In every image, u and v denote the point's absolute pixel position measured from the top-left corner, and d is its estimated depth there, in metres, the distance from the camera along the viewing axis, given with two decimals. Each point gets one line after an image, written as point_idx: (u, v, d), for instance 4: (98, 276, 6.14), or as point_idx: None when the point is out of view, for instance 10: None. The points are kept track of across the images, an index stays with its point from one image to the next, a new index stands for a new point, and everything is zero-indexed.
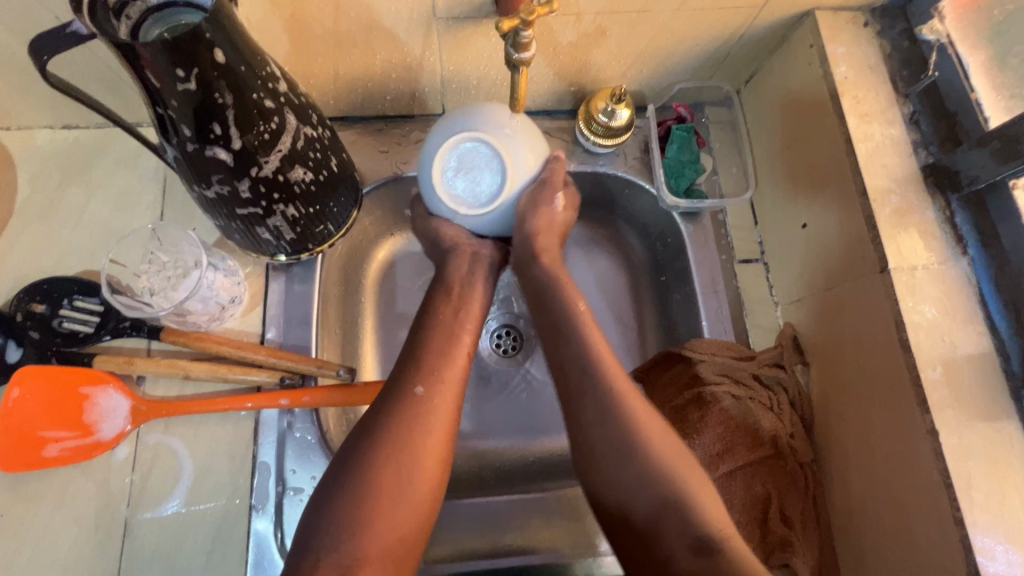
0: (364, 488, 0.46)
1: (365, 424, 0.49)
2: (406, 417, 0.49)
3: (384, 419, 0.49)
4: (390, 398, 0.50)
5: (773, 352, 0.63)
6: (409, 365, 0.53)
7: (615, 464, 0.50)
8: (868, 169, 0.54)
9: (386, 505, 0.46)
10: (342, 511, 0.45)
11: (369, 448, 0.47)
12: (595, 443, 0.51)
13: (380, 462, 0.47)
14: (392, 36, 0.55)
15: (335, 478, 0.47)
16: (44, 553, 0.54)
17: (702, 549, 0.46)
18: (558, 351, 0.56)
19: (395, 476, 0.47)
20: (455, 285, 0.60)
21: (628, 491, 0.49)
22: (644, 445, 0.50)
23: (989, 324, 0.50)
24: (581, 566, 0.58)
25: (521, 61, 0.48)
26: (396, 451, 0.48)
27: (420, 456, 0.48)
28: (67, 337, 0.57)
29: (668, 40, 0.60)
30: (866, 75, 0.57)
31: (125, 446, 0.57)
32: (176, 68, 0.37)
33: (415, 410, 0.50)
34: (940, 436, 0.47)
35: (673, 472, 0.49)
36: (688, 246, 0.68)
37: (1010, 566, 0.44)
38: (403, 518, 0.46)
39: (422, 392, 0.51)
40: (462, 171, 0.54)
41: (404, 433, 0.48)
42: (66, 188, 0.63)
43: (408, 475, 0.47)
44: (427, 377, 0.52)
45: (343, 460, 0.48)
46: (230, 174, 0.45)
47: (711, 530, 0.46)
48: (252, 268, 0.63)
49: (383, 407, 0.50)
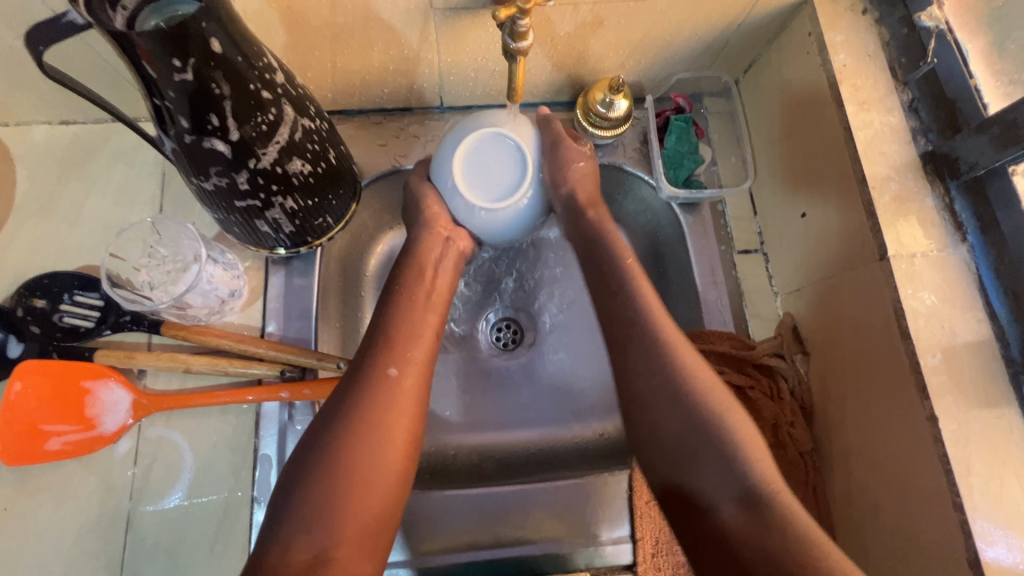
0: (337, 468, 0.46)
1: (337, 403, 0.49)
2: (377, 396, 0.49)
3: (357, 400, 0.49)
4: (363, 378, 0.50)
5: (774, 342, 0.63)
6: (381, 347, 0.52)
7: (664, 415, 0.50)
8: (867, 157, 0.54)
9: (359, 488, 0.46)
10: (315, 496, 0.45)
11: (341, 427, 0.48)
12: (645, 397, 0.51)
13: (353, 443, 0.47)
14: (389, 27, 0.55)
15: (305, 458, 0.47)
16: (48, 547, 0.54)
17: (748, 501, 0.45)
18: (607, 300, 0.56)
19: (369, 455, 0.47)
20: (427, 267, 0.59)
21: (676, 442, 0.49)
22: (689, 396, 0.50)
23: (989, 311, 0.50)
24: (582, 554, 0.59)
25: (517, 50, 0.48)
26: (370, 430, 0.48)
27: (391, 436, 0.48)
28: (68, 331, 0.57)
29: (665, 29, 0.60)
30: (865, 63, 0.57)
31: (127, 440, 0.57)
32: (172, 58, 0.37)
33: (388, 390, 0.50)
34: (940, 423, 0.47)
35: (719, 421, 0.49)
36: (687, 238, 0.68)
37: (1009, 552, 0.44)
38: (376, 499, 0.47)
39: (395, 373, 0.51)
40: (488, 172, 0.55)
41: (378, 412, 0.49)
42: (65, 184, 0.63)
43: (382, 455, 0.48)
44: (399, 358, 0.52)
45: (315, 439, 0.48)
46: (228, 166, 0.45)
47: (755, 483, 0.46)
48: (251, 262, 0.63)
49: (356, 388, 0.50)
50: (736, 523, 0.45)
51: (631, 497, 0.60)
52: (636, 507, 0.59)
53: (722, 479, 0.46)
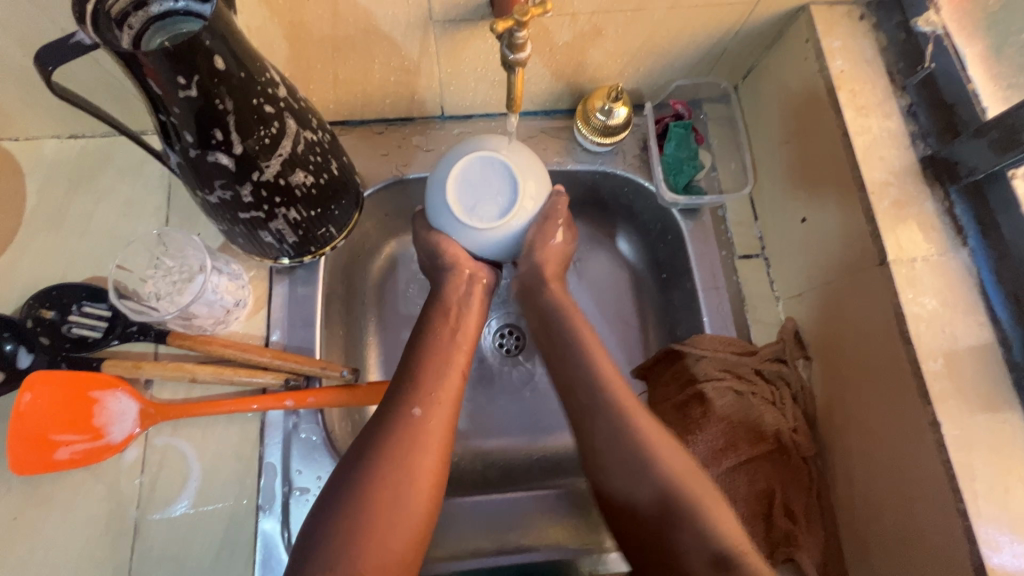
0: (360, 500, 0.47)
1: (361, 440, 0.51)
2: (403, 436, 0.50)
3: (384, 441, 0.50)
4: (388, 418, 0.51)
5: (775, 347, 0.63)
6: (406, 387, 0.53)
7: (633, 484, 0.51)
8: (865, 163, 0.54)
9: (382, 528, 0.47)
10: (337, 535, 0.46)
11: (368, 467, 0.49)
12: (620, 452, 0.52)
13: (377, 484, 0.48)
14: (390, 40, 0.56)
15: (332, 497, 0.48)
16: (57, 554, 0.55)
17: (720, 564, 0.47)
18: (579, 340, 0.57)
19: (391, 498, 0.48)
20: (451, 307, 0.59)
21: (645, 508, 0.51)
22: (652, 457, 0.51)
23: (991, 315, 0.50)
24: (586, 561, 0.58)
25: (516, 62, 0.48)
26: (391, 470, 0.49)
27: (416, 473, 0.49)
28: (76, 342, 0.58)
29: (663, 38, 0.60)
30: (863, 68, 0.58)
31: (134, 448, 0.58)
32: (178, 76, 0.38)
33: (407, 426, 0.51)
34: (942, 428, 0.47)
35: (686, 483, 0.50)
36: (687, 243, 0.68)
37: (1015, 558, 0.44)
38: (400, 538, 0.47)
39: (419, 414, 0.52)
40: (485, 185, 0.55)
41: (401, 455, 0.49)
42: (74, 197, 0.64)
43: (405, 496, 0.48)
44: (424, 398, 0.53)
45: (342, 478, 0.49)
46: (232, 179, 0.46)
47: (726, 545, 0.48)
48: (256, 271, 0.64)
49: (383, 428, 0.51)
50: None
51: None
52: None
53: (695, 541, 0.48)
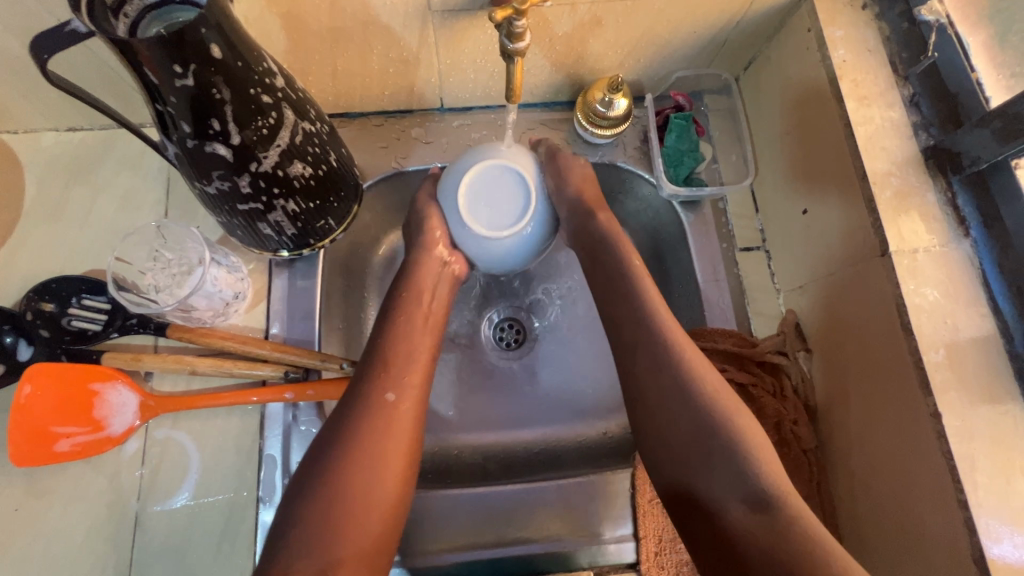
0: (337, 484, 0.47)
1: (333, 424, 0.50)
2: (375, 421, 0.50)
3: (357, 424, 0.50)
4: (359, 402, 0.51)
5: (776, 340, 0.63)
6: (378, 370, 0.53)
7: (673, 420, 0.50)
8: (867, 153, 0.54)
9: (356, 510, 0.47)
10: (312, 517, 0.45)
11: (342, 451, 0.48)
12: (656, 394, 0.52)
13: (351, 468, 0.48)
14: (388, 31, 0.56)
15: (306, 480, 0.47)
16: (58, 545, 0.55)
17: (759, 504, 0.45)
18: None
19: (365, 481, 0.48)
20: (425, 291, 0.60)
21: (681, 446, 0.50)
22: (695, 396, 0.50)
23: (993, 306, 0.50)
24: (585, 553, 0.59)
25: (516, 51, 0.48)
26: (366, 454, 0.48)
27: (388, 456, 0.49)
28: (76, 335, 0.58)
29: (664, 27, 0.60)
30: (866, 57, 0.57)
31: (135, 441, 0.58)
32: (174, 64, 0.37)
33: (379, 413, 0.51)
34: (944, 419, 0.47)
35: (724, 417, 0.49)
36: (688, 236, 0.68)
37: (1015, 549, 0.44)
38: (374, 522, 0.47)
39: (392, 398, 0.52)
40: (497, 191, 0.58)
41: (375, 439, 0.49)
42: (73, 189, 0.64)
43: (377, 480, 0.48)
44: (396, 383, 0.53)
45: (315, 462, 0.48)
46: (230, 170, 0.45)
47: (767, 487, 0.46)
48: (255, 265, 0.64)
49: (354, 412, 0.51)
50: (744, 525, 0.45)
51: (634, 493, 0.60)
52: (639, 504, 0.60)
53: (731, 480, 0.47)
